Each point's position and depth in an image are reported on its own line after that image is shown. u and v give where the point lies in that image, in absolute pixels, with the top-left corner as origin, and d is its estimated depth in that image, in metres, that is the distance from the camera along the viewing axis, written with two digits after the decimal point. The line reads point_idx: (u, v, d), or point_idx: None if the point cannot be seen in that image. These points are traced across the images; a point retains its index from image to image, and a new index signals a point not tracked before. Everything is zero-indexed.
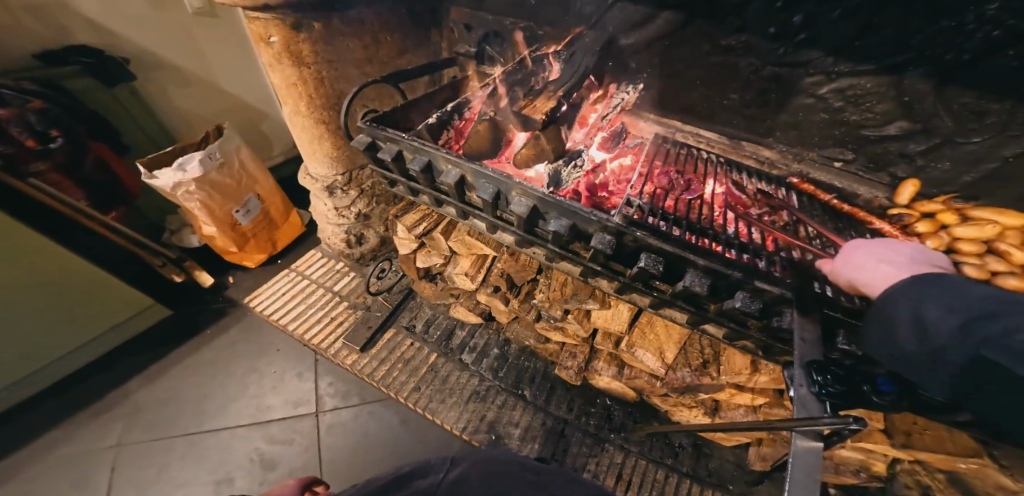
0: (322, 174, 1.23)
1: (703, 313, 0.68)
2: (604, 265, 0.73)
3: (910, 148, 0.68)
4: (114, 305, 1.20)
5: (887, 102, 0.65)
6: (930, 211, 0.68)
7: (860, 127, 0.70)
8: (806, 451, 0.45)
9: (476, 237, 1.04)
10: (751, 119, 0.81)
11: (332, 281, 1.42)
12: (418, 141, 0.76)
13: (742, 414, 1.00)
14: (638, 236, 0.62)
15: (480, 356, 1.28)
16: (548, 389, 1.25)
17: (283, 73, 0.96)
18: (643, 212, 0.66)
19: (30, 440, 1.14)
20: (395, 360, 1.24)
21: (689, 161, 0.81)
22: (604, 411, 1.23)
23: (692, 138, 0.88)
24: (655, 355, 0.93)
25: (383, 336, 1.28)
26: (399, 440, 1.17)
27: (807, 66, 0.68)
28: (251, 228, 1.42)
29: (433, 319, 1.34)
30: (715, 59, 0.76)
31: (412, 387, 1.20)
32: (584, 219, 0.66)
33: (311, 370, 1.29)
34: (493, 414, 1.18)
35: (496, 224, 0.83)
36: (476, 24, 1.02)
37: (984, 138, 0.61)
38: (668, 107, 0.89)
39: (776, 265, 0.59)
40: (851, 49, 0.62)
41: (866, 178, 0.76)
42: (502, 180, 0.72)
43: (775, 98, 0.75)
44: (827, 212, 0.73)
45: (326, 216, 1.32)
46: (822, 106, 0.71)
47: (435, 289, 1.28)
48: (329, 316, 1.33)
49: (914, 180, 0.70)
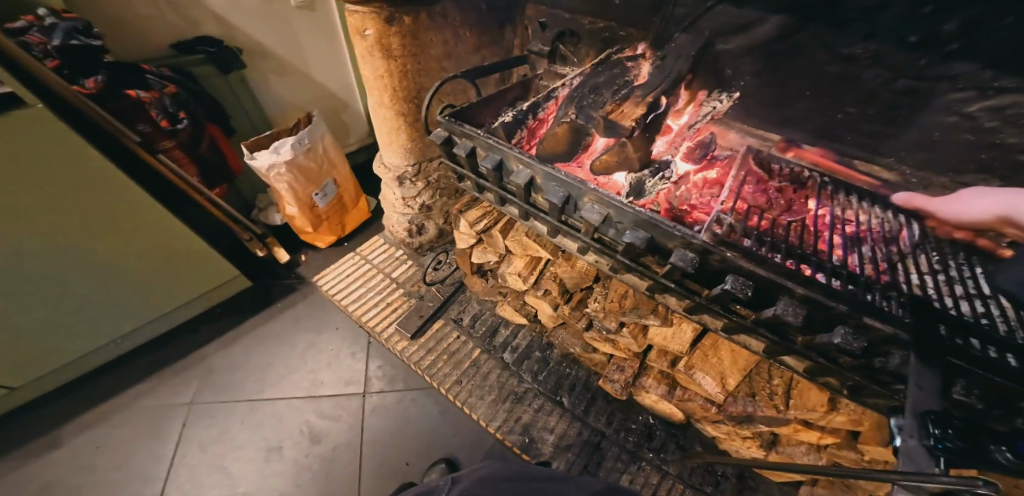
0: (394, 163, 1.26)
1: (788, 344, 0.64)
2: (678, 282, 0.71)
3: None
4: (208, 275, 1.28)
5: None
6: None
7: (1017, 150, 0.59)
8: None
9: (533, 238, 1.02)
10: (867, 137, 0.74)
11: (391, 267, 1.47)
12: (495, 139, 0.76)
13: (804, 451, 0.92)
14: (727, 256, 0.59)
15: (522, 357, 1.27)
16: (587, 399, 1.22)
17: (372, 64, 1.00)
18: (735, 233, 0.63)
19: (119, 387, 1.27)
20: (441, 351, 1.26)
21: (795, 180, 0.75)
22: (644, 429, 1.18)
23: (792, 154, 0.82)
24: (715, 380, 0.88)
25: (432, 326, 1.31)
26: (437, 431, 1.18)
27: (954, 80, 0.59)
28: (326, 211, 1.49)
29: (480, 314, 1.34)
30: (833, 68, 0.69)
31: (454, 379, 1.21)
32: (666, 232, 0.64)
33: (363, 351, 1.34)
34: (529, 417, 1.17)
35: (559, 228, 0.82)
36: (554, 23, 1.00)
37: None
38: (765, 117, 0.83)
39: (890, 302, 0.54)
40: (1018, 62, 0.52)
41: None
42: (574, 184, 0.70)
43: (904, 115, 0.67)
44: (950, 242, 0.63)
45: (393, 204, 1.36)
46: (969, 126, 0.61)
47: (484, 285, 1.27)
48: (384, 301, 1.37)
49: None
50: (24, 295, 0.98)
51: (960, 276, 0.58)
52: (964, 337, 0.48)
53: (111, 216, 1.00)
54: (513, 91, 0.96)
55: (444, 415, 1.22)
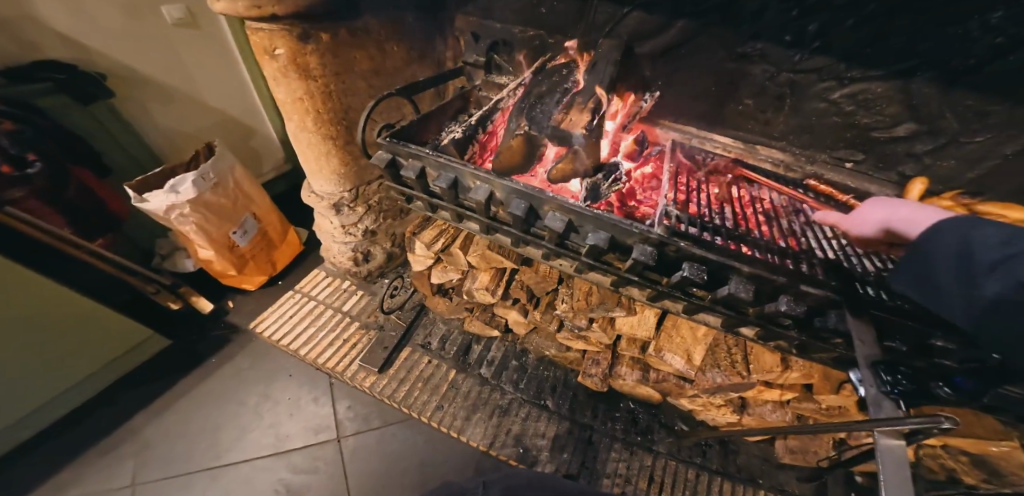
0: (326, 191, 1.18)
1: (744, 317, 0.69)
2: (640, 274, 0.74)
3: (917, 148, 0.69)
4: (110, 339, 1.15)
5: (899, 105, 0.66)
6: (939, 208, 0.67)
7: (868, 130, 0.71)
8: (888, 449, 0.49)
9: (496, 250, 1.01)
10: (762, 122, 0.82)
11: (339, 300, 1.36)
12: (447, 157, 0.74)
13: (771, 409, 1.00)
14: (681, 245, 0.63)
15: (500, 369, 1.26)
16: (570, 397, 1.24)
17: (288, 87, 0.91)
18: (682, 223, 0.68)
19: (29, 488, 1.08)
20: (415, 379, 1.21)
21: (718, 166, 0.82)
22: (628, 415, 1.23)
23: (706, 144, 0.89)
24: (683, 357, 0.93)
25: (399, 356, 1.24)
26: (424, 460, 1.15)
27: (821, 73, 0.69)
28: (251, 249, 1.37)
29: (448, 335, 1.30)
30: (730, 66, 0.77)
31: (435, 405, 1.17)
32: (625, 229, 0.67)
33: (326, 394, 1.26)
34: (518, 427, 1.17)
35: (525, 238, 0.82)
36: (485, 33, 1.01)
37: (986, 137, 0.63)
38: (680, 114, 0.90)
39: (815, 267, 0.62)
40: (862, 56, 0.64)
41: (875, 177, 0.77)
42: (535, 195, 0.71)
43: (790, 104, 0.76)
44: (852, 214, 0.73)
45: (332, 234, 1.27)
46: (835, 111, 0.72)
47: (447, 304, 1.24)
48: (340, 338, 1.26)
49: (922, 177, 0.70)
50: None
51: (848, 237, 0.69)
52: (869, 288, 0.59)
53: None
54: (454, 104, 0.95)
55: (430, 441, 1.19)
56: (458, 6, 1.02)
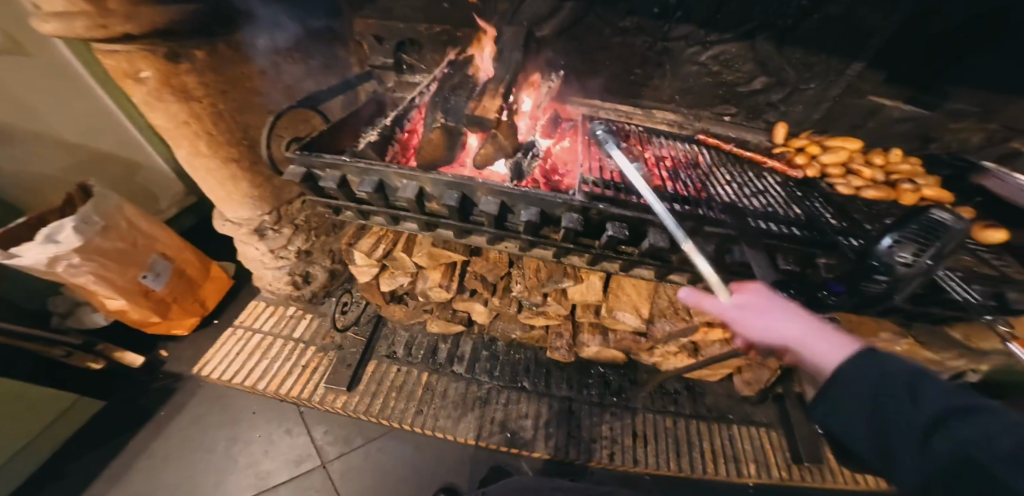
0: (244, 217, 1.07)
1: (669, 265, 0.75)
2: (575, 242, 0.78)
3: (773, 97, 0.85)
4: (32, 409, 1.09)
5: (750, 62, 0.81)
6: (799, 146, 0.84)
7: (733, 85, 0.86)
8: (800, 360, 0.52)
9: (441, 246, 1.01)
10: (655, 84, 0.91)
11: (287, 328, 1.29)
12: (368, 160, 0.66)
13: (720, 347, 1.08)
14: (602, 208, 0.68)
15: (471, 362, 1.28)
16: (544, 374, 1.29)
17: (166, 111, 0.81)
18: (600, 187, 0.72)
19: None
20: (388, 390, 1.20)
21: (627, 134, 0.89)
22: (601, 379, 1.29)
23: (616, 115, 0.96)
24: (633, 313, 0.99)
25: (366, 371, 1.22)
26: (416, 468, 1.17)
27: (687, 39, 0.80)
28: (169, 291, 1.23)
29: (411, 341, 1.30)
30: (617, 39, 0.84)
31: (414, 411, 1.17)
32: (550, 202, 0.69)
33: (299, 424, 1.24)
34: (501, 414, 1.20)
35: (465, 229, 0.78)
36: (388, 35, 1.01)
37: (816, 83, 0.80)
38: (587, 89, 0.95)
39: (715, 210, 0.68)
40: (716, 20, 0.75)
41: (748, 126, 0.92)
42: (465, 182, 0.66)
43: (669, 67, 0.86)
44: (733, 161, 0.85)
45: (262, 261, 1.19)
46: (705, 71, 0.85)
47: (405, 310, 1.24)
48: (298, 365, 1.21)
49: (783, 122, 0.86)
50: None
51: (740, 180, 0.78)
52: (761, 221, 0.66)
53: None
54: (369, 108, 0.94)
55: (417, 443, 1.21)
56: (354, 9, 1.01)
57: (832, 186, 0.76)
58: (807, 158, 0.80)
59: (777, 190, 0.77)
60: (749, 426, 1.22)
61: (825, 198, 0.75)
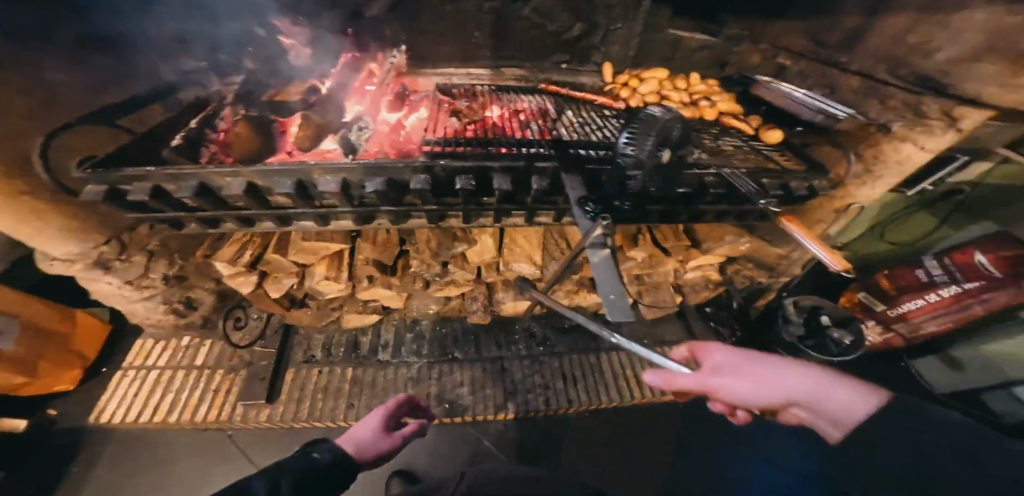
0: (70, 252, 0.82)
1: (526, 205, 0.82)
2: (439, 203, 0.80)
3: (593, 41, 0.98)
4: None
5: (564, 11, 0.92)
6: (623, 82, 1.00)
7: (560, 35, 0.96)
8: (602, 259, 0.55)
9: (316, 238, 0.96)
10: (497, 44, 0.96)
11: (186, 358, 1.23)
12: (175, 165, 0.62)
13: None
14: (444, 164, 0.70)
15: (397, 348, 1.31)
16: (473, 341, 1.35)
17: None
18: (442, 145, 0.75)
19: None
20: (313, 392, 1.20)
21: (477, 95, 0.92)
22: (527, 333, 1.38)
23: (467, 79, 0.98)
24: (526, 261, 1.06)
25: (285, 379, 1.21)
26: None
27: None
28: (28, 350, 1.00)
29: (329, 341, 1.30)
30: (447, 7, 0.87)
31: (344, 406, 1.18)
32: (388, 167, 0.68)
33: (231, 448, 1.17)
34: (437, 388, 1.25)
35: (323, 215, 0.77)
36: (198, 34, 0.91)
37: (622, 23, 0.95)
38: (433, 60, 0.97)
39: (543, 147, 0.77)
40: None
41: (582, 70, 1.04)
42: (295, 168, 0.65)
43: (501, 27, 0.92)
44: (571, 103, 0.95)
45: (119, 295, 0.97)
46: (532, 24, 0.93)
47: (310, 314, 1.18)
48: (209, 391, 1.17)
49: (608, 63, 1.01)
50: None
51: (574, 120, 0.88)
52: (583, 149, 0.76)
53: None
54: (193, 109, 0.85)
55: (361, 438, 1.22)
56: None
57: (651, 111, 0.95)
58: (631, 91, 0.97)
59: (608, 123, 0.89)
60: (663, 347, 1.37)
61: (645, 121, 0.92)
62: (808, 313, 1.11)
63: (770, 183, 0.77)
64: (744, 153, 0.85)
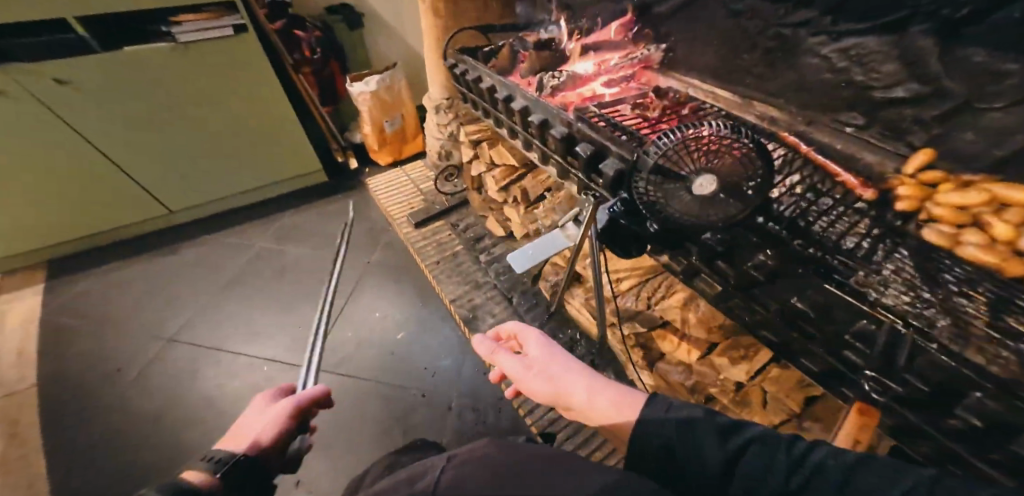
0: (434, 97, 1.59)
1: (743, 294, 0.70)
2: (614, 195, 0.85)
3: (925, 114, 0.73)
4: (299, 162, 2.05)
5: (891, 61, 0.74)
6: (930, 179, 0.66)
7: (871, 89, 0.79)
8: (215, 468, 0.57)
9: (509, 148, 1.29)
10: (764, 70, 0.94)
11: (422, 182, 1.89)
12: (474, 63, 1.16)
13: (677, 372, 0.97)
14: (612, 154, 0.81)
15: (493, 260, 1.46)
16: (532, 303, 1.33)
17: (431, 23, 1.37)
18: (598, 119, 0.88)
19: (254, 218, 2.08)
20: (433, 240, 1.58)
21: (694, 106, 0.96)
22: (569, 341, 1.26)
23: (705, 93, 1.03)
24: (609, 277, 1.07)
25: (433, 222, 1.65)
26: (415, 312, 1.55)
27: (810, 26, 0.82)
28: (390, 138, 2.02)
29: (472, 224, 1.61)
30: (730, 21, 0.94)
31: (433, 258, 1.50)
32: (599, 139, 0.84)
33: (386, 246, 1.81)
34: (479, 301, 1.36)
35: (546, 154, 1.02)
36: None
37: (1005, 105, 0.63)
38: (694, 65, 1.07)
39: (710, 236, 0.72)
40: (847, 7, 0.75)
41: (878, 143, 0.79)
42: (551, 109, 0.93)
43: (783, 58, 0.90)
44: (807, 167, 0.82)
45: (432, 129, 1.69)
46: (828, 65, 0.83)
47: (479, 200, 1.54)
48: (407, 199, 1.79)
49: (929, 150, 0.70)
50: (207, 158, 1.86)
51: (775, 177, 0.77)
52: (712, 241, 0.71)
53: (245, 126, 1.83)
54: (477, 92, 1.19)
55: (418, 311, 1.55)
56: None
57: (923, 229, 0.64)
58: (917, 191, 0.66)
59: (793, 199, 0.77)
60: None
61: (887, 222, 0.69)
62: None
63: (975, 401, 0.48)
64: (1007, 361, 0.47)
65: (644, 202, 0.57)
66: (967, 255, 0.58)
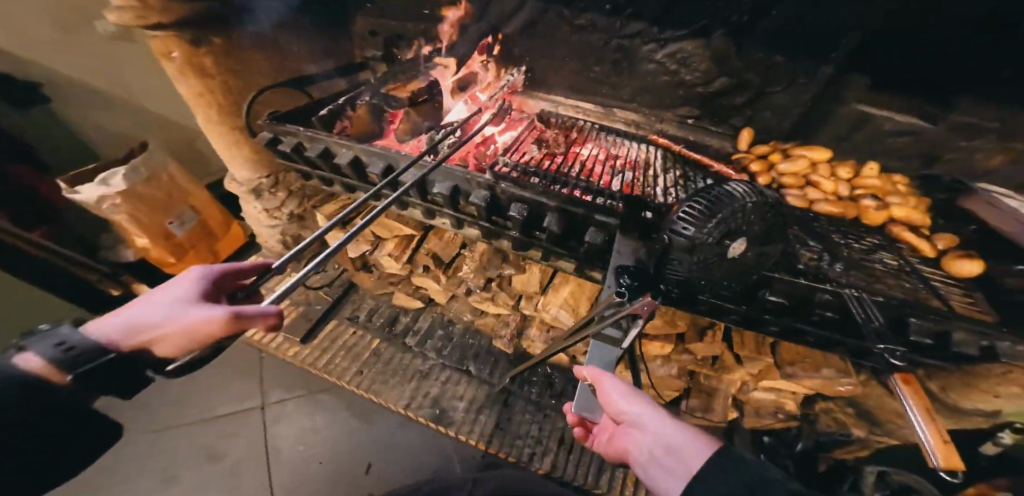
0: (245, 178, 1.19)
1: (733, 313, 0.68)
2: (558, 244, 0.83)
3: (737, 100, 0.89)
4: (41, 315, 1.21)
5: (707, 61, 0.85)
6: (762, 152, 0.88)
7: (697, 85, 0.90)
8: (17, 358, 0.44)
9: (396, 218, 1.08)
10: (612, 81, 0.99)
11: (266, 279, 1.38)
12: (313, 131, 0.81)
13: (661, 365, 0.97)
14: (548, 205, 0.75)
15: (424, 339, 1.24)
16: (492, 362, 1.21)
17: (187, 84, 0.91)
18: (508, 168, 0.81)
19: None
20: (336, 350, 1.20)
21: (577, 129, 0.98)
22: (545, 379, 1.19)
23: (573, 110, 1.06)
24: (569, 311, 0.99)
25: (324, 327, 1.25)
26: (348, 433, 1.13)
27: (641, 36, 0.88)
28: (189, 239, 1.42)
29: (376, 309, 1.30)
30: (574, 37, 0.95)
31: (354, 371, 1.16)
32: (526, 189, 0.77)
33: (258, 369, 1.24)
34: (437, 391, 1.15)
35: (461, 219, 0.87)
36: (381, 30, 1.15)
37: (781, 87, 0.83)
38: (549, 84, 1.07)
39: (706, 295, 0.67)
40: (667, 19, 0.83)
41: (712, 131, 0.96)
42: (458, 175, 0.79)
43: (626, 65, 0.94)
44: (684, 162, 0.90)
45: (258, 219, 1.24)
46: (663, 69, 0.91)
47: (371, 279, 1.27)
48: (265, 313, 1.29)
49: (748, 128, 0.90)
50: None
51: (675, 177, 0.86)
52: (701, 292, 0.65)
53: None
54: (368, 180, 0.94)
55: (378, 433, 1.14)
56: None
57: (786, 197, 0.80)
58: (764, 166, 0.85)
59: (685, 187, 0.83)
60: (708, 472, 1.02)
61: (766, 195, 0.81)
62: None
63: (915, 324, 0.54)
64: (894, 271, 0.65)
65: (680, 276, 0.56)
66: (821, 209, 0.75)
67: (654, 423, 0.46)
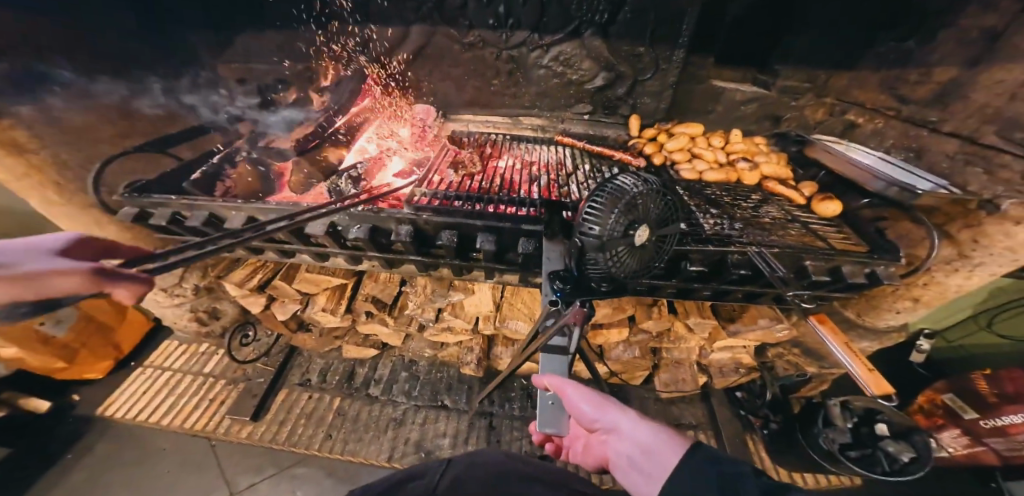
0: None
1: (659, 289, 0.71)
2: (496, 259, 0.83)
3: (620, 91, 0.96)
4: None
5: (586, 59, 0.91)
6: (650, 135, 0.96)
7: (584, 84, 0.95)
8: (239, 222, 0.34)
9: (319, 270, 1.02)
10: (510, 92, 1.02)
11: (197, 364, 1.23)
12: (190, 198, 0.73)
13: (623, 351, 0.99)
14: (476, 225, 0.74)
15: (389, 385, 1.21)
16: (467, 390, 1.20)
17: None
18: (428, 198, 0.79)
19: None
20: (296, 418, 1.13)
21: (489, 144, 1.00)
22: (524, 391, 1.19)
23: (482, 125, 1.08)
24: (524, 320, 1.01)
25: (275, 399, 1.16)
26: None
27: (526, 45, 0.91)
28: (76, 337, 1.08)
29: (327, 368, 1.24)
30: (466, 55, 0.97)
31: (323, 437, 1.10)
32: (445, 216, 0.75)
33: (211, 458, 1.07)
34: (417, 434, 1.11)
35: (390, 258, 0.85)
36: (250, 77, 1.05)
37: (653, 74, 0.91)
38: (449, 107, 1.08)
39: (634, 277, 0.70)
40: (544, 25, 0.87)
41: (607, 122, 1.02)
42: (374, 215, 0.75)
43: (520, 74, 0.97)
44: (589, 157, 0.96)
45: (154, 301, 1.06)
46: (552, 73, 0.95)
47: (314, 339, 1.20)
48: (204, 399, 1.15)
49: (635, 115, 0.98)
50: None
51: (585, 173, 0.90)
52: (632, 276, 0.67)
53: None
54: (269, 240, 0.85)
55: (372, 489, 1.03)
56: (214, 55, 1.02)
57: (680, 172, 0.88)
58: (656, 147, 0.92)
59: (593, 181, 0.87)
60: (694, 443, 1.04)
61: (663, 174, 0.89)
62: (860, 416, 0.90)
63: (814, 267, 0.62)
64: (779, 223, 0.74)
65: (602, 273, 0.55)
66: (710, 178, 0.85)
67: (633, 425, 0.39)
